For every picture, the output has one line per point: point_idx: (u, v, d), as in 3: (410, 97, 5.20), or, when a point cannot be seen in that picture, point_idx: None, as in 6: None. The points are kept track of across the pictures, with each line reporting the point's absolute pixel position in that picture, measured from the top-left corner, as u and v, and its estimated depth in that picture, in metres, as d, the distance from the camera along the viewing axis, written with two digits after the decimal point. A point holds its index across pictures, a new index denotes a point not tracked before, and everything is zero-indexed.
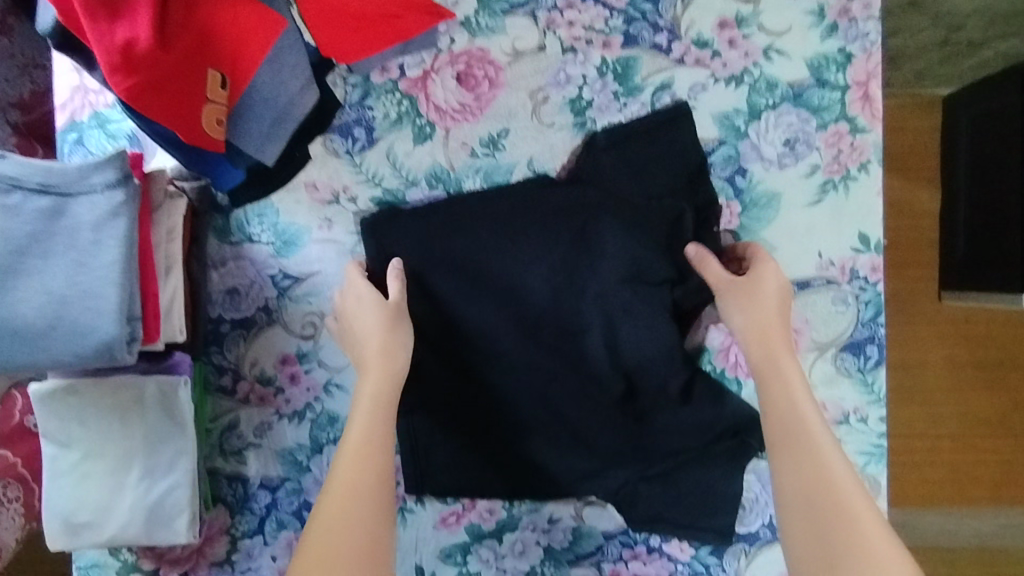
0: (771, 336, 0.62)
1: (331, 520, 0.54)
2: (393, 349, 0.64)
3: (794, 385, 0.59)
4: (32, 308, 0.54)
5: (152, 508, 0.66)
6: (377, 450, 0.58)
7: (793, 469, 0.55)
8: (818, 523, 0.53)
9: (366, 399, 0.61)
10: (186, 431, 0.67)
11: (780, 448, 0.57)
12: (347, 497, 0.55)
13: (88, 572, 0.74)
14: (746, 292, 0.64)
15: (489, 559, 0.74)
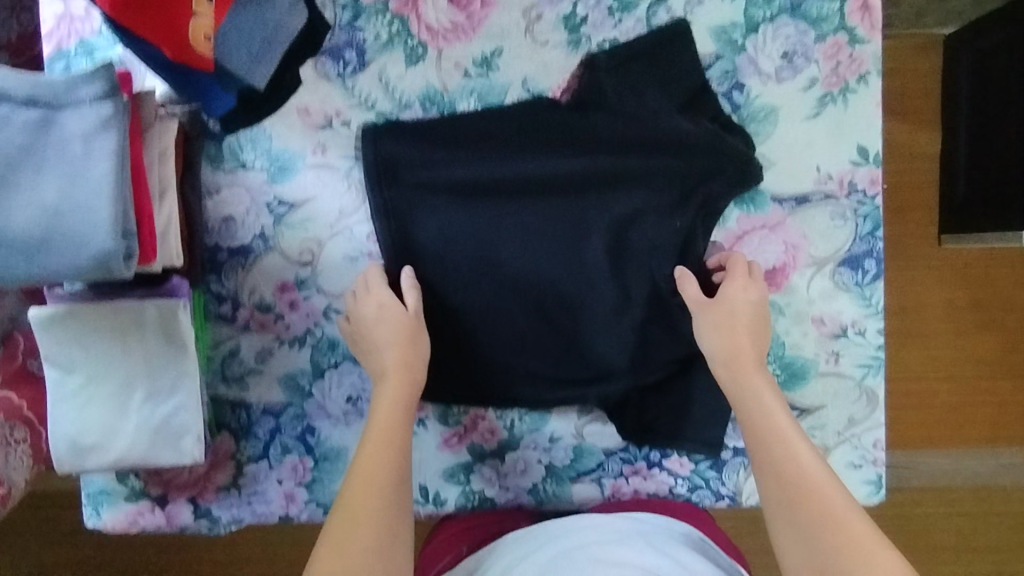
0: (745, 351, 0.66)
1: (349, 515, 0.58)
2: (410, 357, 0.68)
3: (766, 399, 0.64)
4: (26, 219, 0.54)
5: (158, 428, 0.67)
6: (390, 450, 0.63)
7: (773, 475, 0.59)
8: (803, 527, 0.56)
9: (385, 403, 0.66)
10: (188, 353, 0.68)
11: (762, 458, 0.61)
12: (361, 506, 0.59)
13: (98, 499, 0.75)
14: (717, 310, 0.67)
15: (492, 478, 0.75)
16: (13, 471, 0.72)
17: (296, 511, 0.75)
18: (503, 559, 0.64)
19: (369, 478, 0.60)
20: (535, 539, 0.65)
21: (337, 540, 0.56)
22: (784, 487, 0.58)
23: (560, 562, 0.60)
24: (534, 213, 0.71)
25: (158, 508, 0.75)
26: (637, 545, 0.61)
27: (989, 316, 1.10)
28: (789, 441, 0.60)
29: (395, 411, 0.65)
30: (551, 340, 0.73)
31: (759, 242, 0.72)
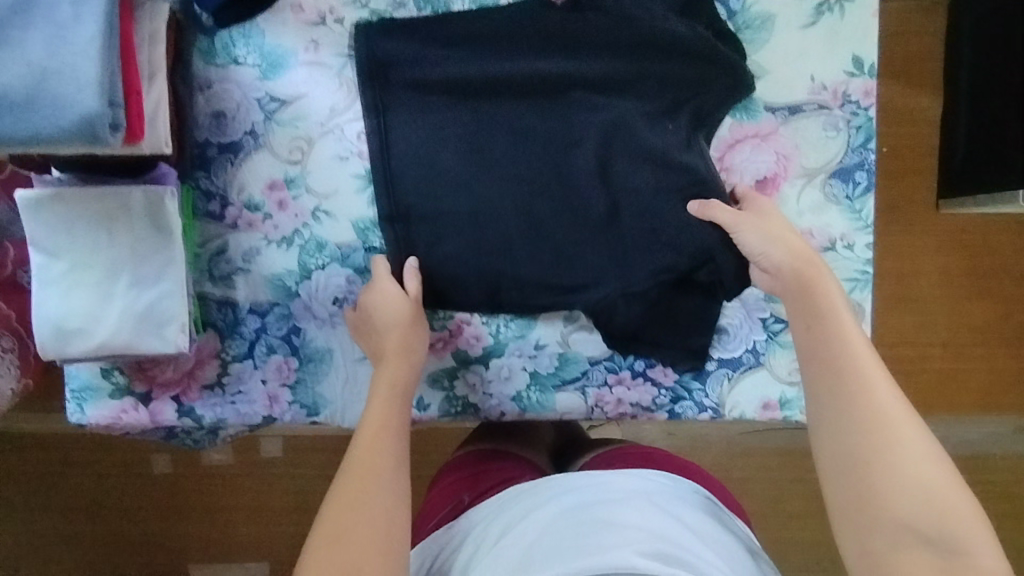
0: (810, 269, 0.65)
1: (345, 503, 0.61)
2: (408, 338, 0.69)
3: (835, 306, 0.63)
4: (13, 76, 0.54)
5: (143, 314, 0.67)
6: (393, 429, 0.66)
7: (834, 381, 0.60)
8: (858, 435, 0.58)
9: (382, 383, 0.67)
10: (175, 241, 0.68)
11: (823, 366, 0.61)
12: (358, 489, 0.62)
13: (82, 395, 0.75)
14: (753, 217, 0.67)
15: (476, 384, 0.75)
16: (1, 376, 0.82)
17: (279, 412, 0.75)
18: (506, 514, 0.68)
19: (370, 453, 0.64)
20: (539, 496, 0.68)
21: (341, 506, 0.61)
22: (844, 399, 0.59)
23: (561, 518, 0.63)
24: (526, 119, 0.72)
25: (142, 406, 0.75)
26: (640, 507, 0.64)
27: (980, 283, 1.15)
28: (853, 357, 0.61)
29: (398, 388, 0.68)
30: (538, 245, 0.72)
31: (750, 151, 0.72)
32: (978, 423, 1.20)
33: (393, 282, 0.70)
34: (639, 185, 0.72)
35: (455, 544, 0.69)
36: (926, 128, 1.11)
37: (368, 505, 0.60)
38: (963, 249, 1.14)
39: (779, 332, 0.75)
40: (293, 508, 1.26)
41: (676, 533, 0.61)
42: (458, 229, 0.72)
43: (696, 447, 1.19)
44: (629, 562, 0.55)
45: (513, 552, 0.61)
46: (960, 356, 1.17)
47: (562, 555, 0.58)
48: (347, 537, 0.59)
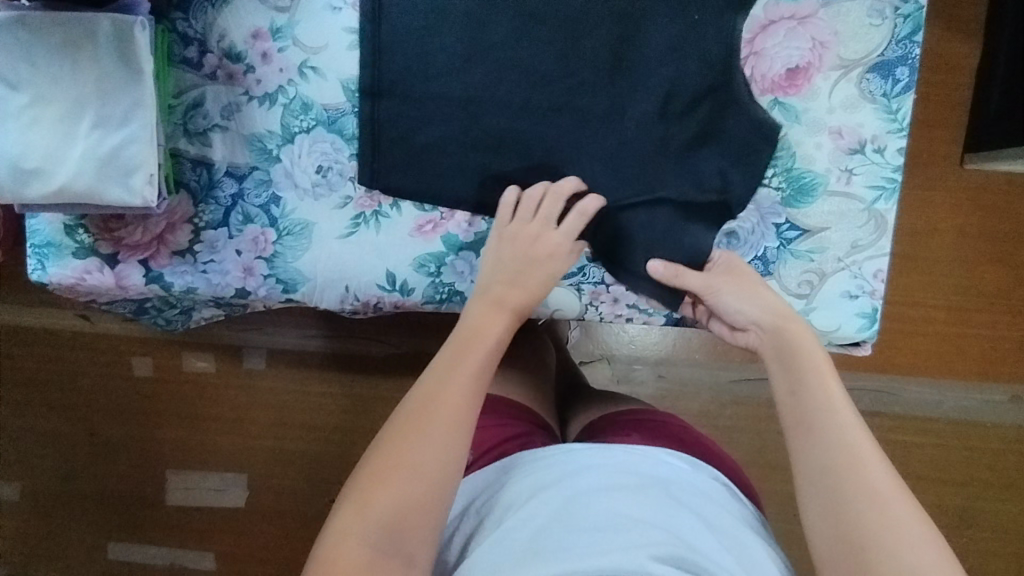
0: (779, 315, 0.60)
1: (414, 421, 0.52)
2: (516, 285, 0.61)
3: (815, 365, 0.56)
4: None
5: (106, 159, 0.62)
6: (467, 377, 0.55)
7: (807, 438, 0.52)
8: (830, 494, 0.49)
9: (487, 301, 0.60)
10: (145, 81, 0.62)
11: (795, 425, 0.53)
12: (431, 409, 0.53)
13: (44, 252, 0.70)
14: (731, 283, 0.63)
15: (464, 272, 0.70)
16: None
17: (254, 285, 0.70)
18: (514, 488, 0.58)
19: (438, 409, 0.53)
20: (551, 470, 0.58)
21: (387, 458, 0.50)
22: (818, 442, 0.51)
23: (571, 506, 0.53)
24: None
25: (108, 268, 0.70)
26: (657, 498, 0.54)
27: (999, 247, 1.09)
28: (828, 400, 0.53)
29: (477, 342, 0.57)
30: (542, 124, 0.66)
31: (784, 35, 0.65)
32: (984, 398, 1.14)
33: (552, 207, 0.64)
34: (654, 73, 0.65)
35: (459, 512, 0.60)
36: (962, 63, 1.05)
37: (423, 470, 0.50)
38: (977, 207, 1.08)
39: (794, 241, 0.68)
40: (268, 425, 1.23)
41: (694, 533, 0.52)
42: (445, 109, 0.66)
43: (682, 394, 1.12)
44: (641, 568, 0.47)
45: (517, 539, 0.52)
46: (967, 322, 1.11)
47: (577, 555, 0.48)
48: (388, 496, 0.49)
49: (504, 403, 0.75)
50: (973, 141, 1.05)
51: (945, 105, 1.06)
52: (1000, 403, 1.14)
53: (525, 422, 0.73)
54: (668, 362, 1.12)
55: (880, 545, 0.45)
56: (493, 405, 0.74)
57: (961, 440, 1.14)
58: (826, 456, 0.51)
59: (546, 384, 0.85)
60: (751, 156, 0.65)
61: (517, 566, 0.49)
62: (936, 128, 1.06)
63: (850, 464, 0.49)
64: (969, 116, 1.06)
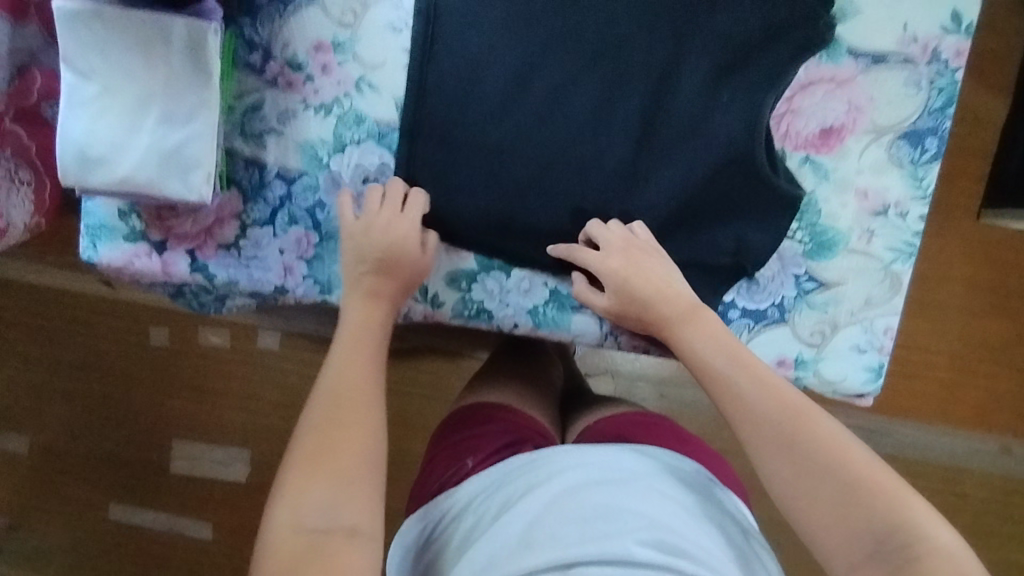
0: (671, 291, 0.65)
1: (319, 427, 0.57)
2: (388, 272, 0.67)
3: (721, 330, 0.63)
4: None
5: (170, 155, 0.65)
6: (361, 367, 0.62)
7: (741, 402, 0.57)
8: (787, 448, 0.54)
9: (363, 292, 0.67)
10: (211, 83, 0.65)
11: (729, 388, 0.59)
12: (332, 411, 0.58)
13: (96, 233, 0.73)
14: (618, 272, 0.66)
15: (493, 291, 0.73)
16: (14, 208, 0.84)
17: (292, 284, 0.74)
18: (509, 487, 0.61)
19: (348, 401, 0.59)
20: (542, 469, 0.61)
21: (308, 459, 0.55)
22: (751, 409, 0.56)
23: (561, 500, 0.57)
24: (590, 27, 0.67)
25: (155, 254, 0.74)
26: (643, 489, 0.58)
27: (1004, 302, 1.11)
28: (744, 357, 0.60)
29: (365, 335, 0.65)
30: (581, 162, 0.69)
31: (821, 96, 0.68)
32: (972, 445, 1.17)
33: (393, 203, 0.68)
34: (694, 122, 0.68)
35: (457, 512, 0.64)
36: (989, 119, 1.07)
37: (338, 454, 0.55)
38: (986, 260, 1.11)
39: (811, 292, 0.71)
40: (277, 404, 1.26)
41: (682, 522, 0.56)
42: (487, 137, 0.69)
43: (682, 414, 1.15)
44: (626, 552, 0.51)
45: (512, 532, 0.55)
46: (967, 373, 1.13)
47: (569, 544, 0.53)
48: (315, 490, 0.53)
49: (509, 410, 0.79)
50: (990, 196, 1.07)
51: (968, 159, 1.08)
52: (987, 452, 1.17)
53: (529, 427, 0.77)
54: (671, 382, 1.15)
55: (839, 476, 0.51)
56: (492, 414, 0.78)
57: (948, 482, 1.18)
58: (767, 416, 0.56)
59: (548, 387, 0.90)
60: (777, 211, 0.68)
61: (514, 558, 0.53)
62: (957, 180, 1.08)
63: (793, 417, 0.55)
64: (992, 172, 1.08)
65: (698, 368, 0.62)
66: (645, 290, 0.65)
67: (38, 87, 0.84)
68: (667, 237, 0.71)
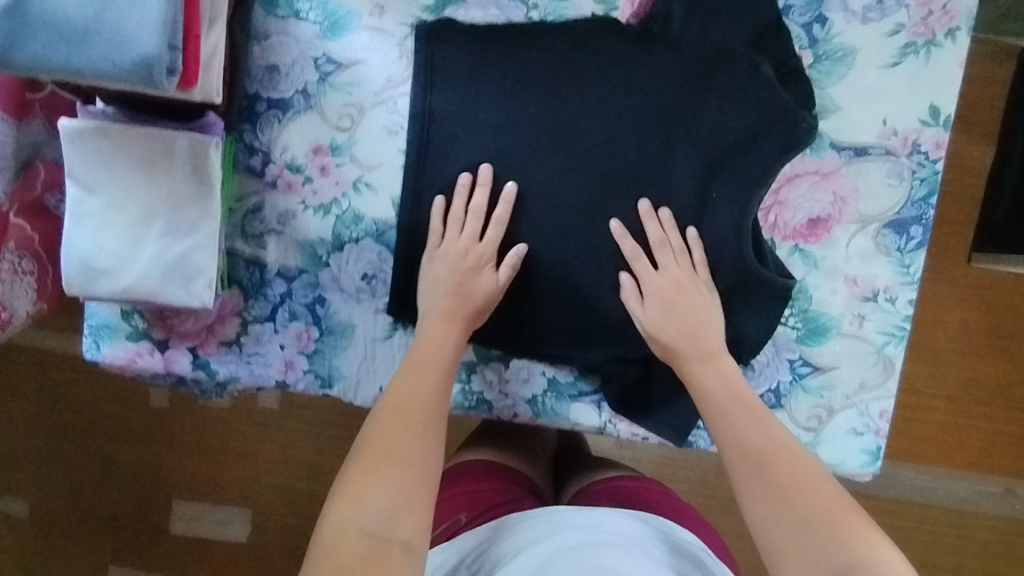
0: (699, 329, 0.67)
1: (382, 430, 0.59)
2: (466, 296, 0.68)
3: (728, 368, 0.66)
4: (76, 6, 0.52)
5: (173, 264, 0.66)
6: (431, 377, 0.64)
7: (733, 434, 0.61)
8: (767, 477, 0.56)
9: (440, 310, 0.68)
10: (213, 194, 0.66)
11: (722, 421, 0.62)
12: (394, 417, 0.60)
13: (99, 333, 0.74)
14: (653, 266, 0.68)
15: (493, 381, 0.74)
16: (18, 299, 0.80)
17: (293, 379, 0.75)
18: (505, 547, 0.63)
19: (408, 405, 0.61)
20: (537, 529, 0.63)
21: (371, 455, 0.57)
22: (739, 443, 0.60)
23: (557, 557, 0.58)
24: (580, 127, 0.69)
25: (158, 352, 0.75)
26: (637, 554, 0.60)
27: (1004, 344, 1.09)
28: (744, 395, 0.63)
29: (437, 352, 0.66)
30: (574, 257, 0.70)
31: (807, 188, 0.70)
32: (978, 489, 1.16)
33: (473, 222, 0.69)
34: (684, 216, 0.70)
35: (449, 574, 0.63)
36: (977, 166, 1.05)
37: (397, 455, 0.57)
38: (981, 303, 1.09)
39: (806, 376, 0.72)
40: (279, 464, 1.25)
41: None
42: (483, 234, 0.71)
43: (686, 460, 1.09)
44: None
45: None
46: (966, 414, 1.12)
47: None
48: (378, 487, 0.55)
49: (507, 469, 0.80)
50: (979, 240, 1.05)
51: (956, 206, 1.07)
52: (994, 495, 1.16)
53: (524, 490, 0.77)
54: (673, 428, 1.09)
55: (811, 515, 0.53)
56: (491, 471, 0.78)
57: (954, 528, 1.17)
58: (753, 450, 0.59)
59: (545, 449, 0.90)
60: (770, 300, 0.70)
61: None
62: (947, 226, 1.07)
63: (777, 454, 0.58)
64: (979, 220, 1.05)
65: (701, 401, 0.65)
66: (666, 287, 0.68)
67: (43, 179, 0.83)
68: None
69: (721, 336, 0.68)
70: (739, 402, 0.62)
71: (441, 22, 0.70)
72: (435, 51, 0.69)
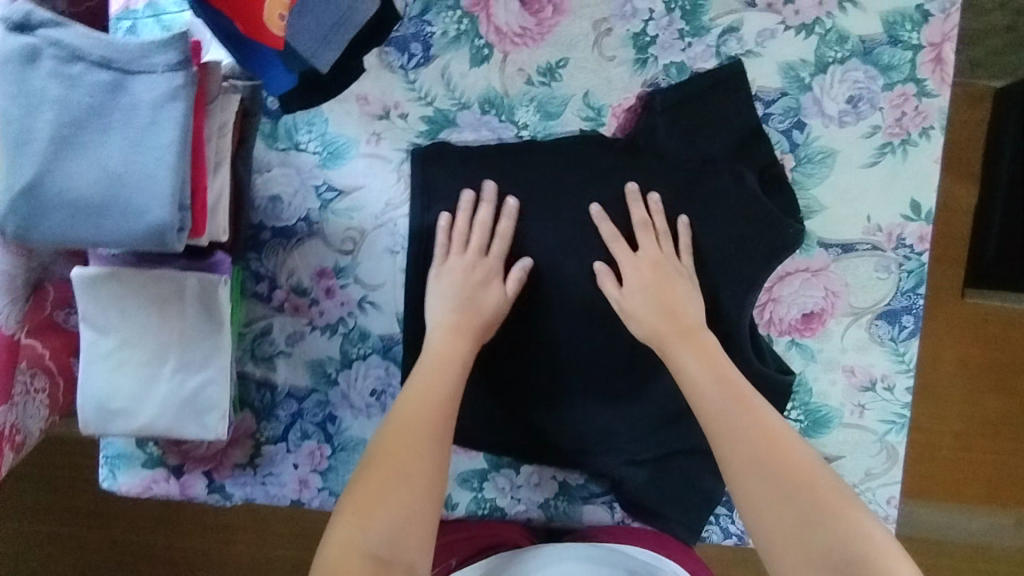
0: (675, 308, 0.67)
1: (386, 452, 0.60)
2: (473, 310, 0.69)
3: (715, 353, 0.64)
4: (89, 182, 0.54)
5: (186, 400, 0.68)
6: (434, 390, 0.64)
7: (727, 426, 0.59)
8: (765, 473, 0.56)
9: (447, 325, 0.68)
10: (223, 330, 0.68)
11: (714, 411, 0.60)
12: (397, 435, 0.61)
13: (115, 462, 0.75)
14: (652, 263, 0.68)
15: (505, 488, 0.75)
16: (29, 420, 0.77)
17: (308, 497, 0.75)
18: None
19: (412, 422, 0.62)
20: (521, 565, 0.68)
21: (378, 475, 0.59)
22: (734, 436, 0.58)
23: None
24: (576, 240, 0.71)
25: (173, 478, 0.75)
26: None
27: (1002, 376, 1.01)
28: (735, 381, 0.62)
29: (446, 364, 0.66)
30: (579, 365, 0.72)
31: (799, 284, 0.72)
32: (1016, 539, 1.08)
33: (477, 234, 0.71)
34: None
35: None
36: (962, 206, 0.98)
37: (398, 472, 0.59)
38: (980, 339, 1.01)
39: None
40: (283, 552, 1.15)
41: None
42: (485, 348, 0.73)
43: None
44: None
45: None
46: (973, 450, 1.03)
47: None
48: (384, 508, 0.57)
49: None
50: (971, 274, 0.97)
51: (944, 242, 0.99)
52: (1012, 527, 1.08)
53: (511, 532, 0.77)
54: None
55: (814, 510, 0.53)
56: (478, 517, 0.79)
57: None
58: (749, 443, 0.58)
59: None
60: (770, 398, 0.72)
61: None
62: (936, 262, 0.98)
63: (777, 449, 0.57)
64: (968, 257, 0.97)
65: (688, 388, 0.63)
66: (654, 274, 0.68)
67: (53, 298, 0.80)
68: (668, 426, 0.73)
69: (699, 312, 0.68)
70: (732, 394, 0.61)
71: (435, 145, 0.72)
72: (431, 175, 0.72)
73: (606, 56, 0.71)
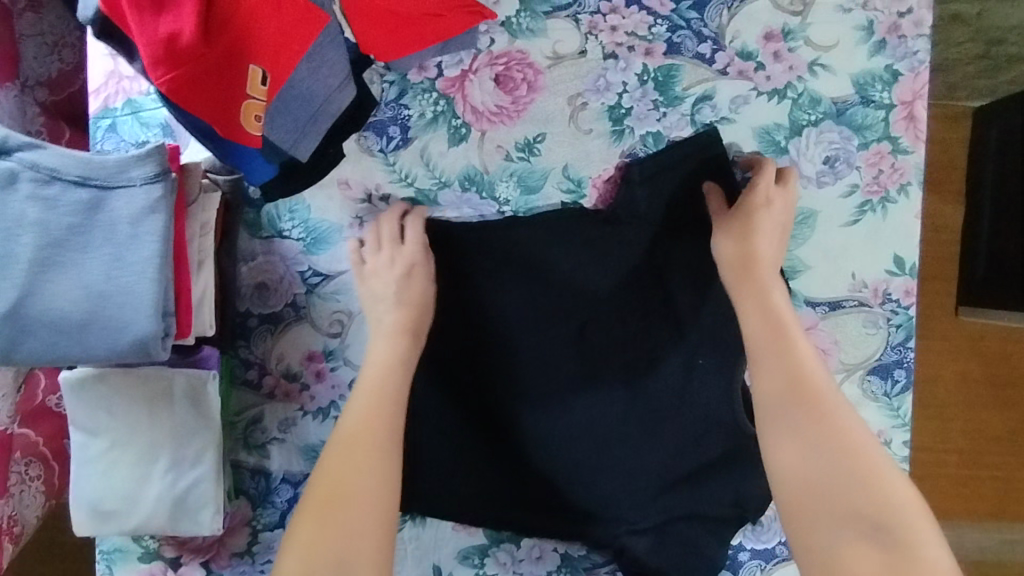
0: (763, 260, 0.65)
1: (334, 472, 0.59)
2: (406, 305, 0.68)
3: (785, 318, 0.63)
4: (70, 301, 0.54)
5: (179, 498, 0.67)
6: (386, 407, 0.63)
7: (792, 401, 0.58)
8: (829, 454, 0.55)
9: (387, 326, 0.67)
10: (213, 424, 0.68)
11: (783, 383, 0.59)
12: (344, 455, 0.60)
13: (111, 557, 0.75)
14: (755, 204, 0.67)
15: (506, 563, 0.75)
16: (25, 509, 0.77)
17: None
18: None
19: (362, 438, 0.61)
20: None
21: (327, 496, 0.58)
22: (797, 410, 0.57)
23: None
24: (562, 313, 0.72)
25: (170, 571, 0.75)
26: None
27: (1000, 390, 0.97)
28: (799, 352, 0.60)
29: (388, 376, 0.65)
30: (572, 439, 0.72)
31: None
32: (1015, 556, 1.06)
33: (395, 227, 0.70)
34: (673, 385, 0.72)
35: None
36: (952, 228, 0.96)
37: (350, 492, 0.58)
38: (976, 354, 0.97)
39: None
40: None
41: None
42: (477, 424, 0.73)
43: None
44: None
45: None
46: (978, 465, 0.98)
47: None
48: (334, 541, 0.55)
49: None
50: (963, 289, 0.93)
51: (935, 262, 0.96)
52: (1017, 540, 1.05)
53: None
54: None
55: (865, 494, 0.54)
56: None
57: None
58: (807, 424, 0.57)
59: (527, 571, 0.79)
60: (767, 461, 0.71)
61: None
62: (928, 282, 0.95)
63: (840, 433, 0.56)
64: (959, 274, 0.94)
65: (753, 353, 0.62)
66: (764, 217, 0.66)
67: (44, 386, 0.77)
68: (666, 493, 0.72)
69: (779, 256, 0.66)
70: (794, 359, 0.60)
71: None
72: None
73: (582, 129, 0.72)
